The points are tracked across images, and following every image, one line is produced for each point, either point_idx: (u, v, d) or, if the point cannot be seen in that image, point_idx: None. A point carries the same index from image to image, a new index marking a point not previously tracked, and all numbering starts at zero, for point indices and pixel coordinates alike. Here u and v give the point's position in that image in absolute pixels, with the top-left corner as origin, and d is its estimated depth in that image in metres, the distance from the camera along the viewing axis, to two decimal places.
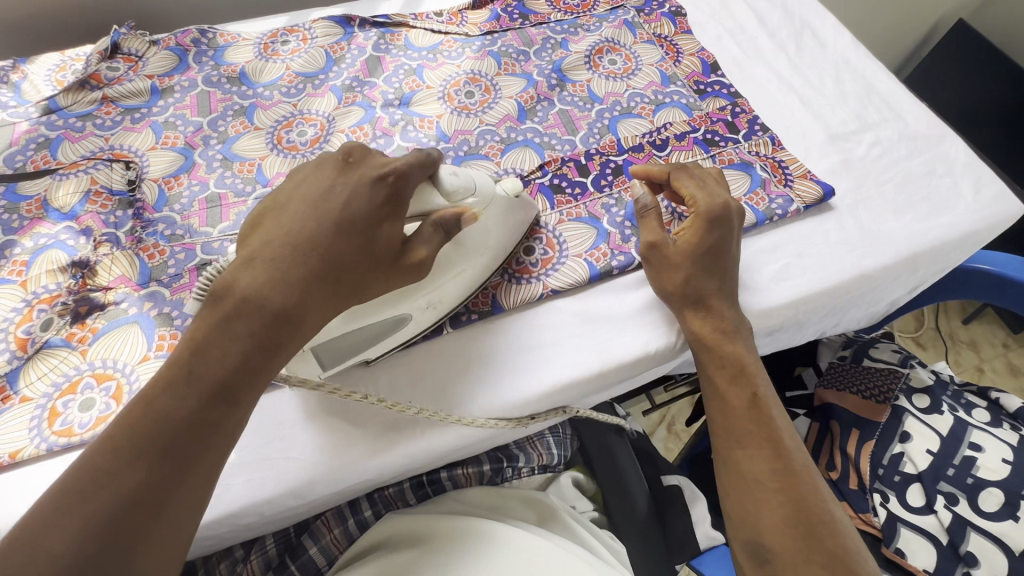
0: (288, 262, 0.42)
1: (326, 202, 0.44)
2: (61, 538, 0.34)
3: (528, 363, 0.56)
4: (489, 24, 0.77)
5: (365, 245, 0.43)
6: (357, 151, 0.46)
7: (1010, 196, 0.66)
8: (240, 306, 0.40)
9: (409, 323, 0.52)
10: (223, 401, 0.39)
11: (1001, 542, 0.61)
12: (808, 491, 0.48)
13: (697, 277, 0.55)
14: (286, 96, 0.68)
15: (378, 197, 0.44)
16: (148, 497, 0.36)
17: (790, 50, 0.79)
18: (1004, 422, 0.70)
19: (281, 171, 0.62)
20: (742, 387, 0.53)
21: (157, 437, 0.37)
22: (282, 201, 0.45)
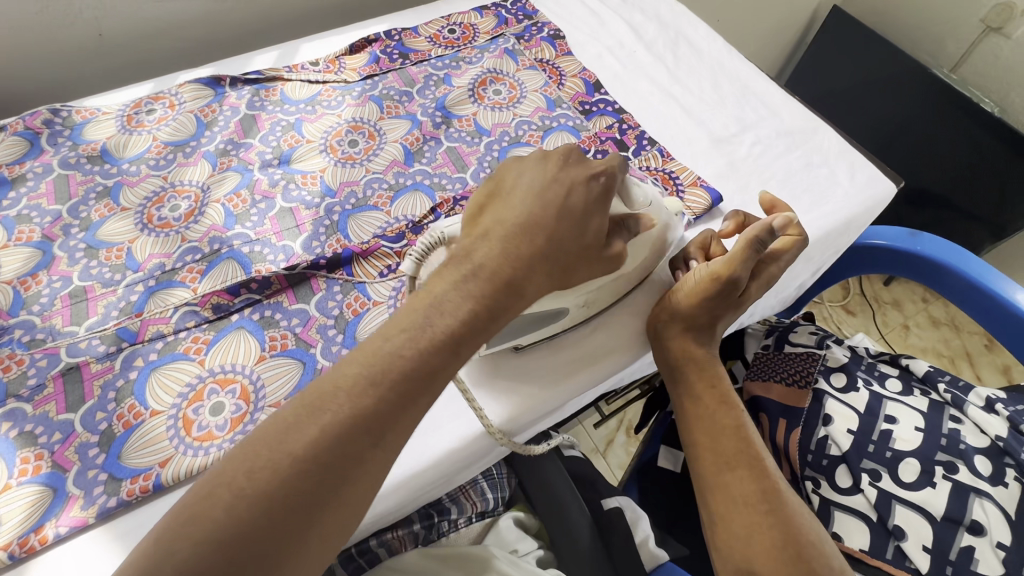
0: (520, 243, 0.43)
1: (549, 193, 0.45)
2: (251, 492, 0.32)
3: (549, 369, 0.58)
4: (368, 67, 0.76)
5: (580, 233, 0.46)
6: (578, 153, 0.49)
7: (882, 178, 0.70)
8: (477, 271, 0.42)
9: (563, 318, 0.55)
10: (368, 435, 0.35)
11: (924, 510, 0.63)
12: (795, 513, 0.48)
13: (721, 317, 0.58)
14: (155, 169, 0.64)
15: (594, 193, 0.47)
16: (291, 519, 0.32)
17: (668, 60, 0.81)
18: (915, 389, 0.73)
19: (153, 252, 0.58)
20: (727, 408, 0.54)
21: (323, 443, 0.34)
22: (508, 188, 0.47)
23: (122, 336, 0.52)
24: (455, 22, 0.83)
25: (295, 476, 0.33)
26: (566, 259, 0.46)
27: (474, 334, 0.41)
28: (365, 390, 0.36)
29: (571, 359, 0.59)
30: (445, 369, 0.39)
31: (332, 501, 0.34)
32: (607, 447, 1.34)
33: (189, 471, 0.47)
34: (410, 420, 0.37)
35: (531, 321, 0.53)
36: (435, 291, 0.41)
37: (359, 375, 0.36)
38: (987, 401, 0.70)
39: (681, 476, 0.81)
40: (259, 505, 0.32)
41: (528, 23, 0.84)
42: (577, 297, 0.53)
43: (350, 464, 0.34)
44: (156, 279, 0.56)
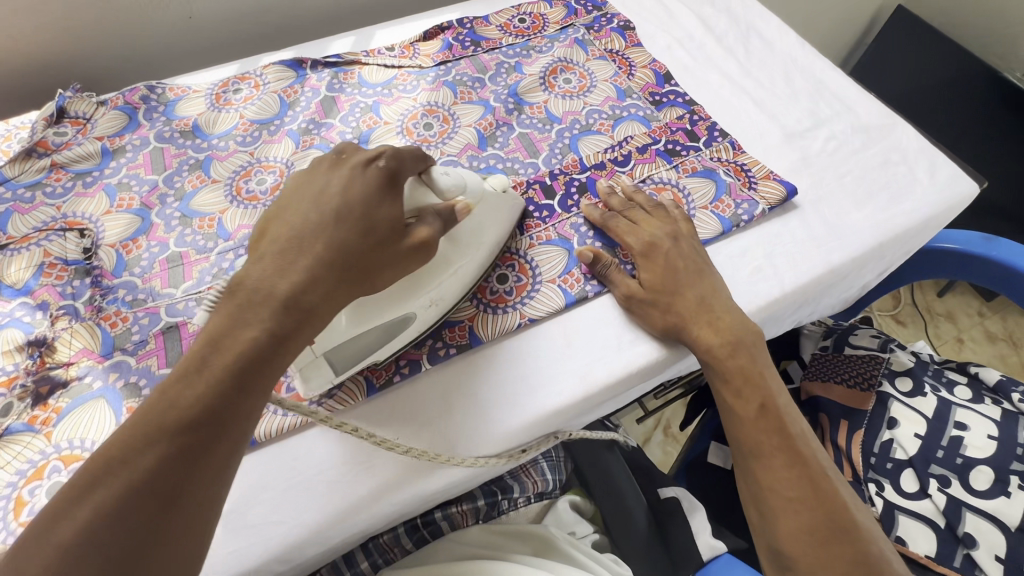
0: (293, 256, 0.42)
1: (326, 197, 0.45)
2: (84, 515, 0.33)
3: (582, 363, 0.56)
4: (442, 54, 0.78)
5: (363, 231, 0.44)
6: (350, 150, 0.49)
7: (964, 177, 0.68)
8: (252, 295, 0.40)
9: (415, 325, 0.52)
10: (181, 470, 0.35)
11: (997, 519, 0.61)
12: (826, 501, 0.49)
13: (671, 303, 0.57)
14: (242, 145, 0.67)
15: (374, 179, 0.46)
16: (123, 548, 0.33)
17: (739, 54, 0.81)
18: (986, 398, 0.71)
19: (242, 223, 0.61)
20: (755, 398, 0.54)
21: (139, 474, 0.34)
22: (284, 204, 0.46)
23: None
24: (525, 12, 0.84)
25: (114, 508, 0.33)
26: (353, 263, 0.43)
27: (302, 332, 0.41)
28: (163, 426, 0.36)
29: (618, 351, 0.57)
30: (240, 407, 0.38)
31: (172, 518, 0.34)
32: (645, 444, 1.34)
33: (289, 427, 0.51)
34: (215, 463, 0.36)
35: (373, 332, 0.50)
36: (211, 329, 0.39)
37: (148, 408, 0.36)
38: None
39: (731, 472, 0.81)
40: (75, 546, 0.32)
41: (597, 14, 0.84)
42: (419, 301, 0.50)
43: (159, 503, 0.34)
44: (246, 247, 0.59)
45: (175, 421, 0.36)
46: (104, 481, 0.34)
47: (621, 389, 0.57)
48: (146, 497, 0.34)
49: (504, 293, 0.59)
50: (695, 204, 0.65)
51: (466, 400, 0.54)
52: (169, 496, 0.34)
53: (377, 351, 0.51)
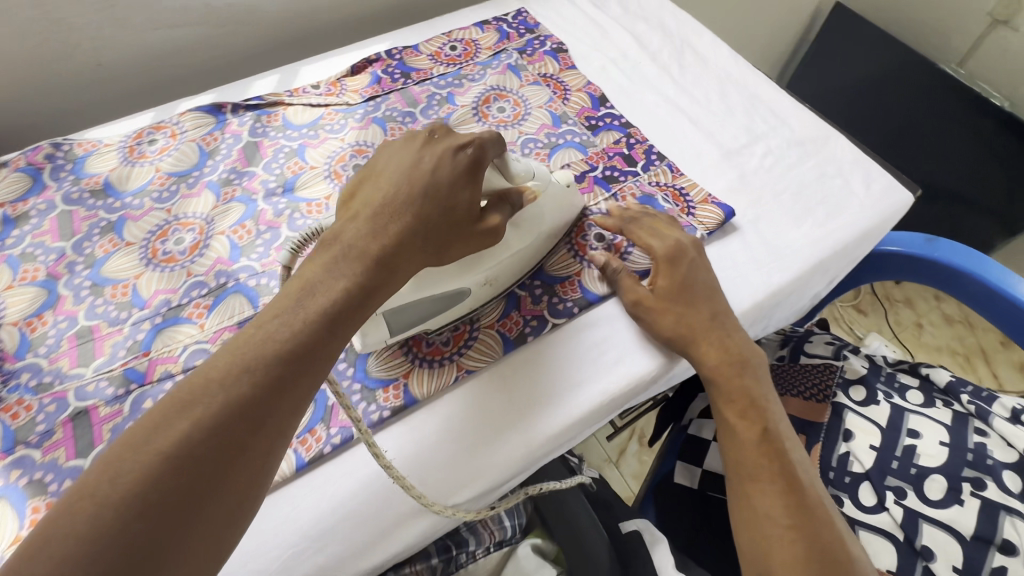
0: (386, 221, 0.46)
1: (417, 171, 0.48)
2: (158, 449, 0.34)
3: (555, 399, 0.55)
4: (370, 88, 0.75)
5: (449, 210, 0.47)
6: (440, 130, 0.51)
7: (899, 187, 0.68)
8: (347, 252, 0.44)
9: (467, 300, 0.55)
10: (246, 424, 0.36)
11: (952, 529, 0.61)
12: (821, 530, 0.45)
13: (686, 314, 0.56)
14: (158, 202, 0.63)
15: (460, 166, 0.48)
16: (215, 462, 0.35)
17: (674, 70, 0.80)
18: (937, 400, 0.71)
19: (159, 288, 0.57)
20: (753, 420, 0.52)
21: (233, 395, 0.36)
22: (378, 171, 0.49)
23: (130, 378, 0.52)
24: (456, 39, 0.82)
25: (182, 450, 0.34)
26: (435, 239, 0.47)
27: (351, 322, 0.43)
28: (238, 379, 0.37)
29: (590, 383, 0.56)
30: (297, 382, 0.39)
31: (257, 442, 0.37)
32: (620, 456, 1.33)
33: None
34: (270, 430, 0.37)
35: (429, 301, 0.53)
36: (306, 277, 0.43)
37: (228, 365, 0.38)
38: (1013, 412, 0.68)
39: (698, 491, 0.79)
40: (172, 454, 0.34)
41: (530, 37, 0.82)
42: (476, 277, 0.53)
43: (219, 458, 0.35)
44: (163, 315, 0.56)
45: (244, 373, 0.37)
46: (200, 399, 0.36)
47: (593, 421, 0.56)
48: (238, 418, 0.36)
49: (440, 344, 0.57)
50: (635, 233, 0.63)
51: (474, 425, 0.53)
52: (244, 435, 0.36)
53: (431, 318, 0.54)
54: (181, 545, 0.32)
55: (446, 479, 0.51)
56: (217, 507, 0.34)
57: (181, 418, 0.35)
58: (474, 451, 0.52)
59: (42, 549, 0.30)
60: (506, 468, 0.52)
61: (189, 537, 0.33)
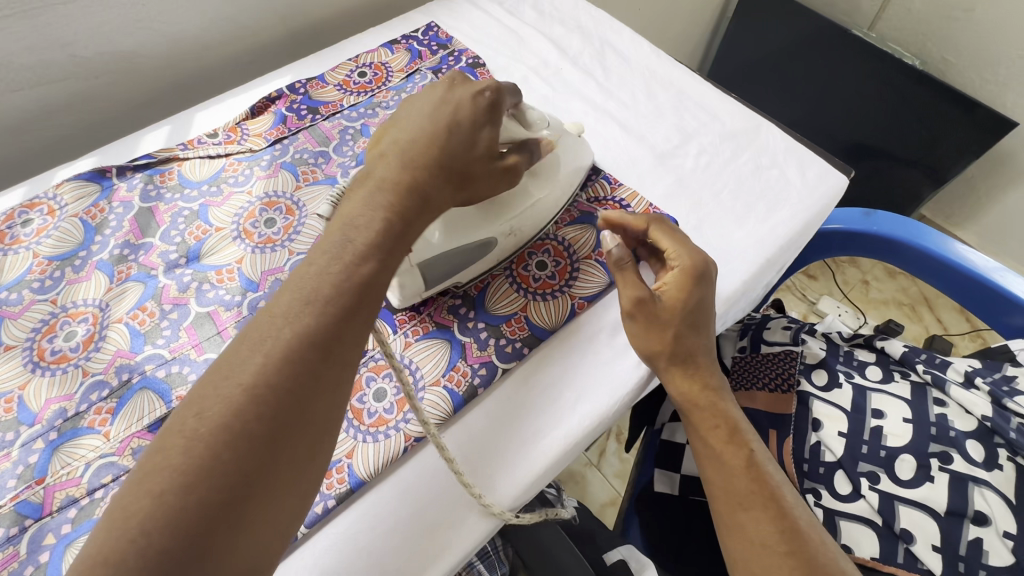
0: (415, 156, 0.44)
1: (439, 114, 0.46)
2: (239, 378, 0.34)
3: (522, 449, 0.52)
4: (275, 130, 0.68)
5: (471, 146, 0.46)
6: (460, 79, 0.50)
7: (833, 171, 0.68)
8: (381, 185, 0.42)
9: (495, 249, 0.57)
10: (316, 354, 0.36)
11: (927, 508, 0.61)
12: (818, 553, 0.44)
13: (684, 334, 0.53)
14: (40, 293, 0.55)
15: (481, 107, 0.48)
16: (292, 395, 0.35)
17: (597, 73, 0.77)
18: (895, 374, 0.71)
19: (51, 396, 0.50)
20: (738, 446, 0.50)
21: (301, 328, 0.36)
22: (399, 118, 0.48)
23: (23, 513, 0.44)
24: (364, 64, 0.76)
25: (256, 387, 0.34)
26: (459, 168, 0.46)
27: (381, 277, 0.40)
28: (304, 311, 0.37)
29: (550, 431, 0.53)
30: (342, 335, 0.37)
31: (329, 373, 0.37)
32: (601, 458, 1.31)
33: None
34: (340, 361, 0.37)
35: (459, 253, 0.54)
36: (344, 215, 0.41)
37: (292, 301, 0.37)
38: (965, 375, 0.68)
39: (681, 498, 0.76)
40: (251, 387, 0.34)
41: (444, 53, 0.78)
42: (502, 225, 0.55)
43: (297, 397, 0.35)
44: (58, 429, 0.48)
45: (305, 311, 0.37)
46: (270, 333, 0.36)
47: (559, 469, 0.53)
48: (308, 350, 0.36)
49: (384, 412, 0.52)
50: (579, 255, 0.61)
51: (509, 422, 0.53)
52: (322, 358, 0.36)
53: (458, 272, 0.56)
54: (271, 474, 0.34)
55: (485, 476, 0.51)
56: (299, 439, 0.35)
57: (255, 352, 0.35)
58: (510, 447, 0.52)
59: (150, 478, 0.31)
60: (543, 460, 0.51)
61: (277, 467, 0.34)
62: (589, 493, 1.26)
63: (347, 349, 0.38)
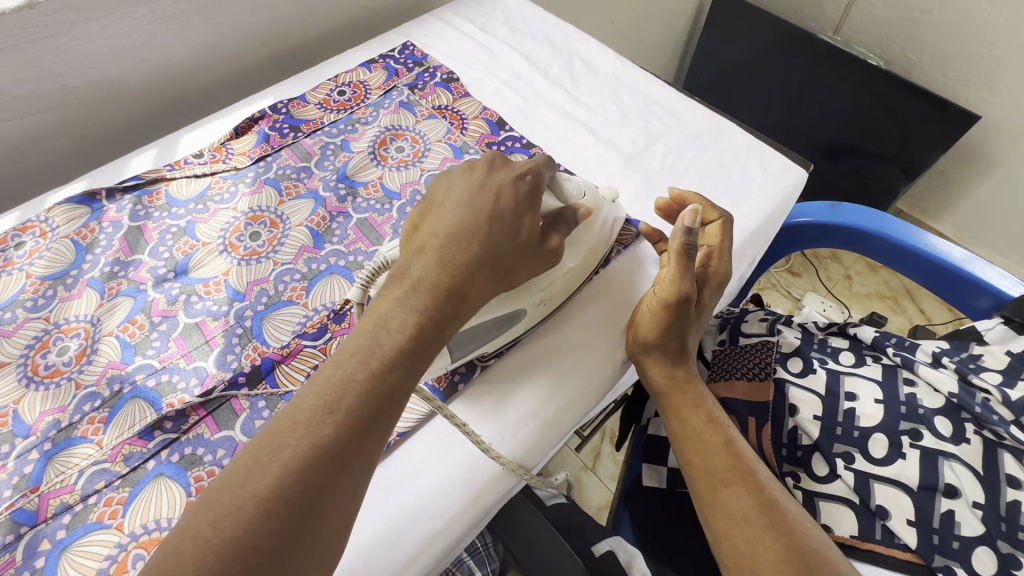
0: (455, 253, 0.47)
1: (478, 201, 0.49)
2: (257, 487, 0.35)
3: (517, 420, 0.55)
4: (259, 148, 0.71)
5: (513, 233, 0.49)
6: (500, 162, 0.53)
7: (792, 165, 0.71)
8: (417, 285, 0.45)
9: (523, 320, 0.57)
10: (334, 463, 0.37)
11: (901, 483, 0.63)
12: (796, 521, 0.45)
13: (687, 334, 0.58)
14: (33, 311, 0.57)
15: (523, 190, 0.50)
16: (305, 507, 0.35)
17: (566, 83, 0.81)
18: (867, 358, 0.74)
19: (45, 409, 0.52)
20: (716, 426, 0.53)
21: (319, 438, 0.37)
22: (438, 204, 0.50)
23: (19, 520, 0.46)
24: (344, 82, 0.79)
25: (270, 495, 0.34)
26: (503, 263, 0.48)
27: (405, 382, 0.42)
28: (324, 419, 0.38)
29: (531, 419, 0.56)
30: (366, 441, 0.39)
31: (344, 483, 0.37)
32: (596, 461, 1.32)
33: None
34: (356, 469, 0.38)
35: (491, 323, 0.54)
36: (379, 312, 0.44)
37: (315, 406, 0.38)
38: (934, 356, 0.71)
39: (670, 491, 0.78)
40: (265, 499, 0.34)
41: (419, 70, 0.81)
42: (532, 297, 0.55)
43: (312, 504, 0.35)
44: (52, 440, 0.50)
45: (322, 416, 0.38)
46: (288, 441, 0.37)
47: (537, 456, 0.56)
48: (324, 462, 0.36)
49: None
50: None
51: (507, 396, 0.57)
52: (341, 463, 0.37)
53: (488, 340, 0.55)
54: None
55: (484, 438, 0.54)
56: (310, 551, 0.35)
57: (272, 461, 0.36)
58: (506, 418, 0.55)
59: None
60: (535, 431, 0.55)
61: None
62: (585, 497, 1.27)
63: (365, 460, 0.38)
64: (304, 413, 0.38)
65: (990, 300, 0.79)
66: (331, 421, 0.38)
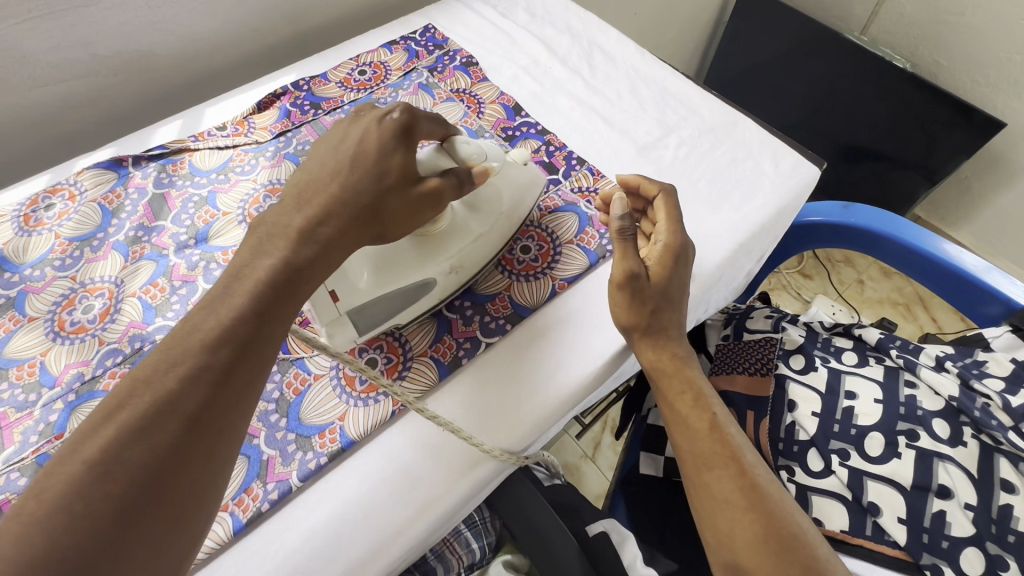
0: (313, 199, 0.47)
1: (344, 152, 0.49)
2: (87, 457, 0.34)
3: (507, 408, 0.55)
4: (280, 123, 0.73)
5: (380, 177, 0.49)
6: (367, 111, 0.53)
7: (806, 162, 0.71)
8: (274, 232, 0.45)
9: (436, 289, 0.57)
10: (180, 421, 0.36)
11: (894, 482, 0.63)
12: (776, 505, 0.47)
13: (660, 310, 0.57)
14: (61, 270, 0.60)
15: (389, 131, 0.50)
16: (145, 470, 0.34)
17: (584, 71, 0.81)
18: (870, 359, 0.74)
19: (69, 362, 0.54)
20: (702, 410, 0.53)
21: (159, 399, 0.36)
22: (308, 161, 0.51)
23: (43, 464, 0.49)
24: (365, 62, 0.81)
25: (102, 463, 0.33)
26: (368, 209, 0.48)
27: (267, 337, 0.41)
28: (167, 382, 0.37)
29: (522, 403, 0.55)
30: (222, 395, 0.38)
31: (200, 439, 0.37)
32: (596, 450, 1.33)
33: None
34: (212, 426, 0.37)
35: (397, 294, 0.54)
36: None
37: (160, 364, 0.37)
38: (937, 360, 0.71)
39: (665, 479, 0.79)
40: (98, 465, 0.33)
41: (439, 53, 0.82)
42: (440, 265, 0.55)
43: (157, 467, 0.35)
44: (76, 392, 0.52)
45: (165, 379, 0.37)
46: (131, 405, 0.36)
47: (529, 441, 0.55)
48: (168, 422, 0.36)
49: (374, 380, 0.55)
50: (561, 241, 0.65)
51: (497, 384, 0.56)
52: (190, 422, 0.36)
53: (400, 312, 0.56)
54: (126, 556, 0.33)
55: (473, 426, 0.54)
56: (159, 512, 0.34)
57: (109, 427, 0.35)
58: (496, 405, 0.55)
59: None
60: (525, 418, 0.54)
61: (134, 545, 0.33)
62: (583, 484, 1.29)
63: (225, 417, 0.38)
64: (142, 372, 0.37)
65: (999, 308, 0.79)
66: (175, 383, 0.37)
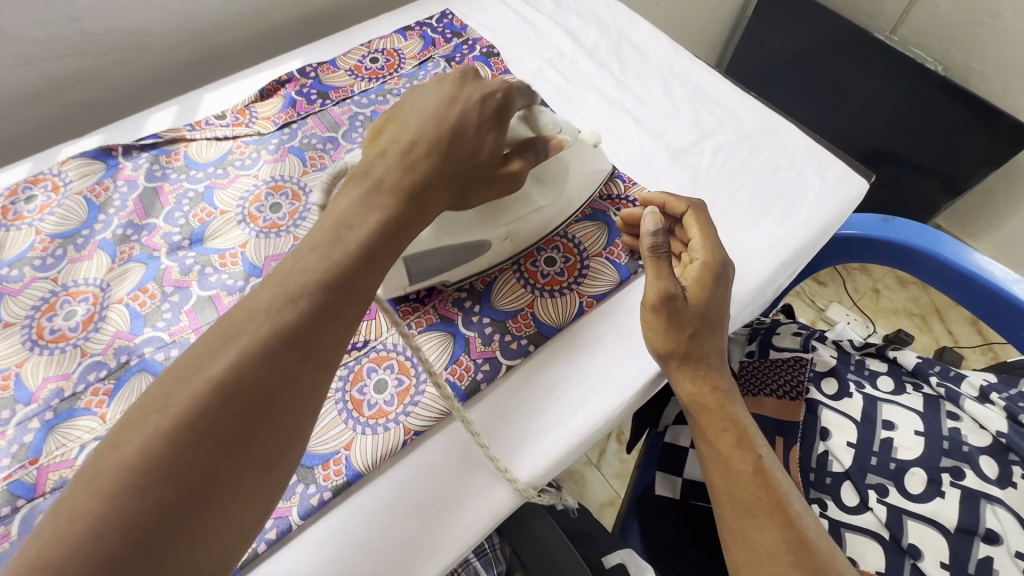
0: (414, 158, 0.45)
1: (443, 114, 0.48)
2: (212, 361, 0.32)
3: (532, 435, 0.50)
4: (284, 113, 0.67)
5: (474, 153, 0.47)
6: (469, 73, 0.51)
7: (853, 175, 0.66)
8: (379, 184, 0.42)
9: (489, 252, 0.55)
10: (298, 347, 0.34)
11: (937, 523, 0.59)
12: (826, 562, 0.42)
13: (700, 334, 0.52)
14: (41, 270, 0.54)
15: (487, 110, 0.49)
16: (259, 392, 0.32)
17: (614, 67, 0.75)
18: (907, 386, 0.69)
19: (48, 375, 0.49)
20: (745, 451, 0.49)
21: (279, 322, 0.35)
22: (405, 111, 0.49)
23: (15, 493, 0.44)
24: (376, 49, 0.75)
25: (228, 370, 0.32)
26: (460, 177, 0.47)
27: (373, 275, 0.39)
28: (287, 307, 0.35)
29: (547, 431, 0.50)
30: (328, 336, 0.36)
31: (305, 374, 0.35)
32: (601, 458, 1.29)
33: None
34: (317, 362, 0.35)
35: (454, 250, 0.52)
36: None
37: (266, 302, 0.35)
38: (981, 390, 0.66)
39: (682, 502, 0.74)
40: (216, 378, 0.32)
41: (458, 42, 0.76)
42: (496, 229, 0.53)
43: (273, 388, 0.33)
44: (54, 409, 0.47)
45: (282, 305, 0.35)
46: (244, 325, 0.34)
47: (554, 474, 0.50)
48: (286, 346, 0.34)
49: (384, 404, 0.50)
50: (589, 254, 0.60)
51: (521, 408, 0.52)
52: (302, 352, 0.35)
53: (451, 270, 0.54)
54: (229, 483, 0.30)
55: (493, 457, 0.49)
56: (260, 444, 0.32)
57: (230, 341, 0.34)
58: (519, 431, 0.50)
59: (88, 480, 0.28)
60: (551, 447, 0.49)
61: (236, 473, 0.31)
62: (587, 494, 1.25)
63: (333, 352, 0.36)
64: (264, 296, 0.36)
65: None
66: (294, 311, 0.35)
